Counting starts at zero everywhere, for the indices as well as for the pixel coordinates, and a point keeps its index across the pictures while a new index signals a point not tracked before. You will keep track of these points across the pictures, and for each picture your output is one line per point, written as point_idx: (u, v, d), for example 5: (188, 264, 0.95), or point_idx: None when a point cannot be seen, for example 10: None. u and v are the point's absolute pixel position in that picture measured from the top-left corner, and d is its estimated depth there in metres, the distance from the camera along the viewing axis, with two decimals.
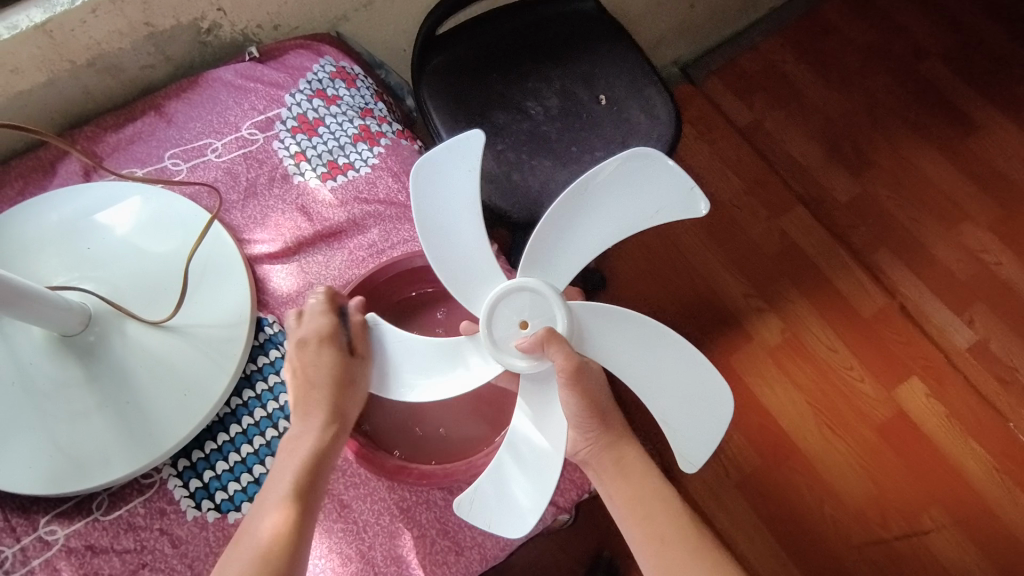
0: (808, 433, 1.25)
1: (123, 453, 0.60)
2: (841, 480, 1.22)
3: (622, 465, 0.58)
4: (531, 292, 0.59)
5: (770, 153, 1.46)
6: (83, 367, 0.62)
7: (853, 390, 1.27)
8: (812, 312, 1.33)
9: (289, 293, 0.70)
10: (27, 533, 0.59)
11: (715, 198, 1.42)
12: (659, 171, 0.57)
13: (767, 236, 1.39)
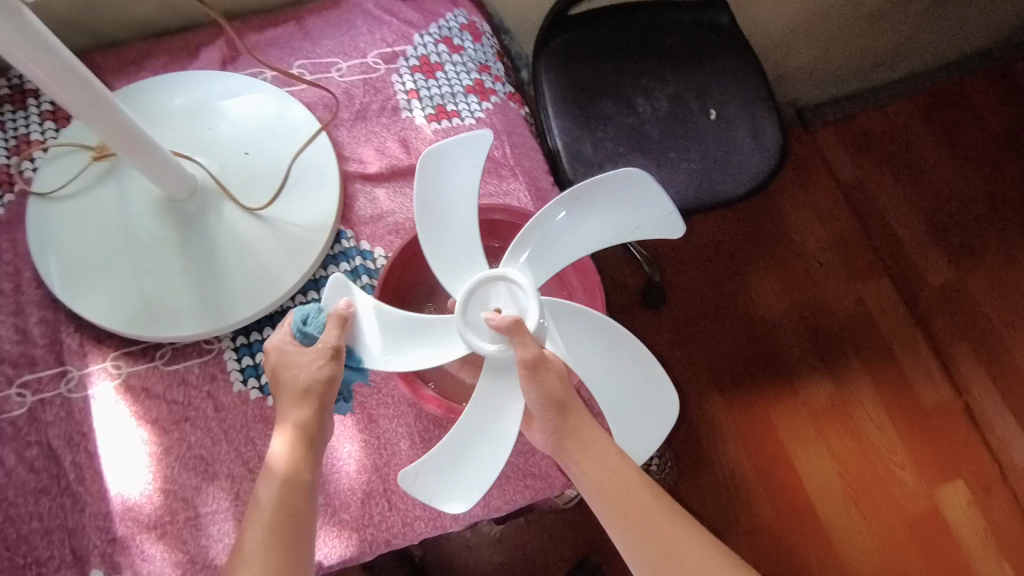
0: (832, 503, 1.21)
1: (194, 315, 0.66)
2: (855, 559, 1.18)
3: (583, 443, 0.55)
4: (509, 283, 0.61)
5: (866, 215, 1.41)
6: (178, 231, 0.68)
7: (891, 475, 1.23)
8: (868, 384, 1.29)
9: (372, 214, 0.74)
10: (96, 361, 0.65)
11: (796, 245, 1.39)
12: (650, 193, 0.59)
13: (841, 297, 1.35)
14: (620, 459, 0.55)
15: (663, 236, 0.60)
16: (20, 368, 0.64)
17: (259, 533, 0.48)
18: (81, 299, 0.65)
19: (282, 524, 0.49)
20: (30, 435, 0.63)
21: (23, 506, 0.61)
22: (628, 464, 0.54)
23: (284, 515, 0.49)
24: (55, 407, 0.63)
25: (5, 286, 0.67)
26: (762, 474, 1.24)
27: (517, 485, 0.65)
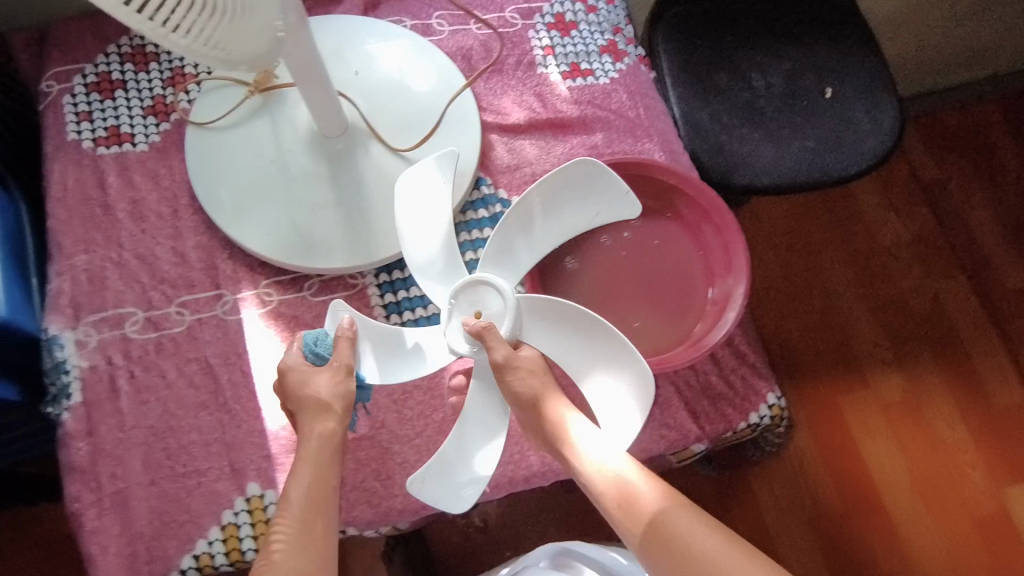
0: (900, 497, 1.21)
1: (344, 249, 0.68)
2: (921, 553, 1.18)
3: (583, 456, 0.58)
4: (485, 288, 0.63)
5: (947, 214, 1.39)
6: (329, 169, 0.69)
7: (960, 473, 1.23)
8: (940, 382, 1.28)
9: (509, 164, 0.75)
10: (249, 287, 0.68)
11: (873, 238, 1.38)
12: (601, 182, 0.64)
13: (916, 293, 1.34)
14: (621, 467, 0.57)
15: (623, 216, 0.64)
16: (179, 288, 0.67)
17: (297, 530, 0.52)
18: (239, 227, 0.68)
19: (309, 525, 0.52)
20: (189, 352, 0.65)
21: (184, 418, 0.64)
22: (630, 471, 0.56)
23: (305, 517, 0.53)
24: (210, 327, 0.66)
25: (164, 211, 0.70)
26: (831, 462, 1.23)
27: (652, 433, 0.66)
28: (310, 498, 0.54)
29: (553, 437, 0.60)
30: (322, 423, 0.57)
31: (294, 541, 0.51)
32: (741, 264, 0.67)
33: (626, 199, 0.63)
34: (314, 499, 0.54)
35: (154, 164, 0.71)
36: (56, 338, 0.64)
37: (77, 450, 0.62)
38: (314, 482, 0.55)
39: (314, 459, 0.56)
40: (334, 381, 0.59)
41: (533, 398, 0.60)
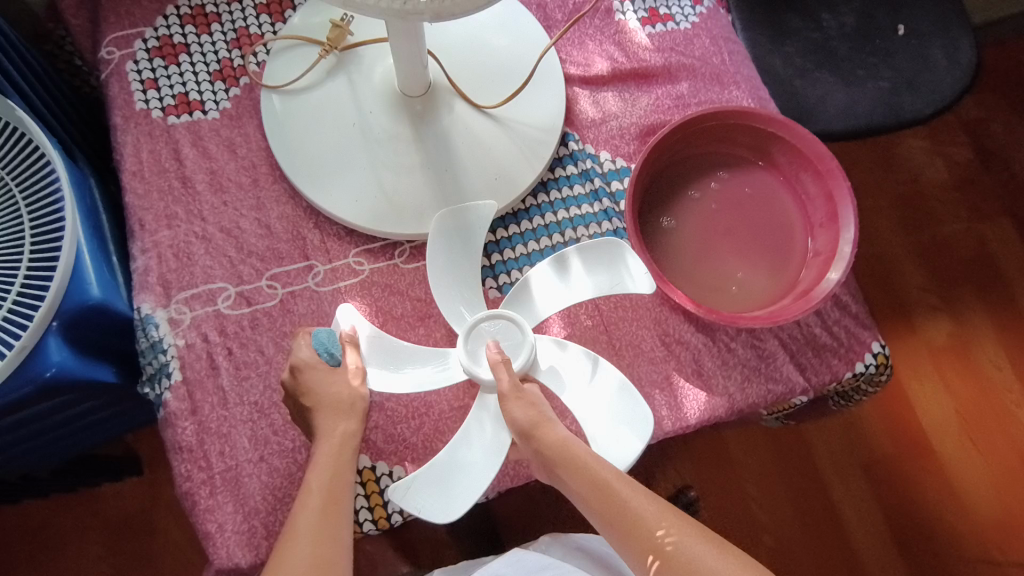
0: (950, 439, 1.22)
1: (436, 211, 0.65)
2: (971, 493, 1.20)
3: (571, 474, 0.54)
4: (507, 320, 0.62)
5: (992, 153, 1.36)
6: (413, 128, 0.66)
7: (1008, 414, 1.23)
8: (989, 325, 1.28)
9: (594, 119, 0.72)
10: (340, 257, 0.66)
11: (918, 182, 1.35)
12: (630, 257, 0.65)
13: (962, 236, 1.32)
14: (611, 485, 0.53)
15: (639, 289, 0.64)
16: (269, 261, 0.65)
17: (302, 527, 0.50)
18: (324, 194, 0.65)
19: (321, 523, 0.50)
20: (286, 325, 0.64)
21: None
22: (621, 488, 0.52)
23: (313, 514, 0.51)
24: (304, 300, 0.64)
25: (243, 180, 0.67)
26: (881, 407, 1.24)
27: (759, 387, 0.65)
28: (321, 495, 0.52)
29: (551, 462, 0.55)
30: (343, 423, 0.56)
31: (301, 542, 0.49)
32: (848, 212, 0.64)
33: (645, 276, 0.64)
34: (326, 498, 0.52)
35: (228, 132, 0.68)
36: (150, 317, 0.63)
37: (182, 430, 0.61)
38: (330, 479, 0.53)
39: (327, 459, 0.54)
40: (352, 383, 0.59)
41: (533, 414, 0.57)
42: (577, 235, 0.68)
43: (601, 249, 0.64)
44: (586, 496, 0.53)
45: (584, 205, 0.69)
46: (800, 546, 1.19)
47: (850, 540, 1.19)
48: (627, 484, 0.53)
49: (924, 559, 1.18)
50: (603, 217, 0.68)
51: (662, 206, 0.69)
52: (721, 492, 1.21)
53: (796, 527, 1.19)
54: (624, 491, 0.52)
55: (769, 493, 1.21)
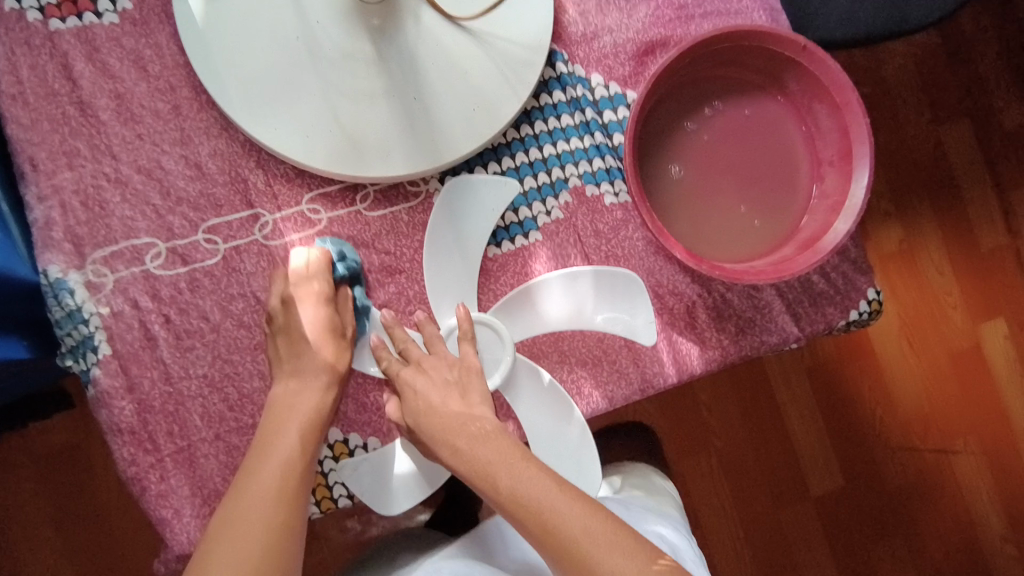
0: (890, 340, 1.18)
1: (405, 149, 0.55)
2: (903, 389, 1.18)
3: (514, 490, 0.48)
4: (494, 332, 0.57)
5: (961, 51, 1.20)
6: (373, 45, 0.53)
7: (944, 315, 1.19)
8: (935, 230, 1.20)
9: (585, 33, 0.61)
10: (290, 204, 0.56)
11: (880, 79, 1.19)
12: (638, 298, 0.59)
13: (921, 140, 1.20)
14: (557, 501, 0.47)
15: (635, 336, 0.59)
16: (204, 210, 0.55)
17: (286, 420, 0.51)
18: (266, 130, 0.53)
19: (305, 426, 0.51)
20: (232, 287, 0.55)
21: (241, 363, 0.55)
22: (566, 504, 0.47)
23: (285, 415, 0.51)
24: (252, 256, 0.55)
25: (160, 106, 0.54)
26: None
27: (753, 338, 0.62)
28: (310, 405, 0.52)
29: (480, 466, 0.50)
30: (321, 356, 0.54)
31: (286, 435, 0.50)
32: (863, 153, 0.58)
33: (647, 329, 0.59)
34: (322, 404, 0.52)
35: (132, 42, 0.54)
36: (61, 282, 0.52)
37: (120, 411, 0.53)
38: (325, 387, 0.53)
39: (312, 362, 0.53)
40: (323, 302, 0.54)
41: (452, 400, 0.53)
42: (565, 175, 0.60)
43: (619, 282, 0.58)
44: (526, 516, 0.47)
45: (574, 139, 0.61)
46: (747, 450, 1.16)
47: (793, 443, 1.16)
48: (574, 497, 0.47)
49: (857, 454, 1.18)
50: (593, 154, 0.61)
51: (660, 139, 0.61)
52: (678, 398, 1.14)
53: (744, 430, 1.16)
54: (571, 508, 0.47)
55: (722, 400, 1.15)
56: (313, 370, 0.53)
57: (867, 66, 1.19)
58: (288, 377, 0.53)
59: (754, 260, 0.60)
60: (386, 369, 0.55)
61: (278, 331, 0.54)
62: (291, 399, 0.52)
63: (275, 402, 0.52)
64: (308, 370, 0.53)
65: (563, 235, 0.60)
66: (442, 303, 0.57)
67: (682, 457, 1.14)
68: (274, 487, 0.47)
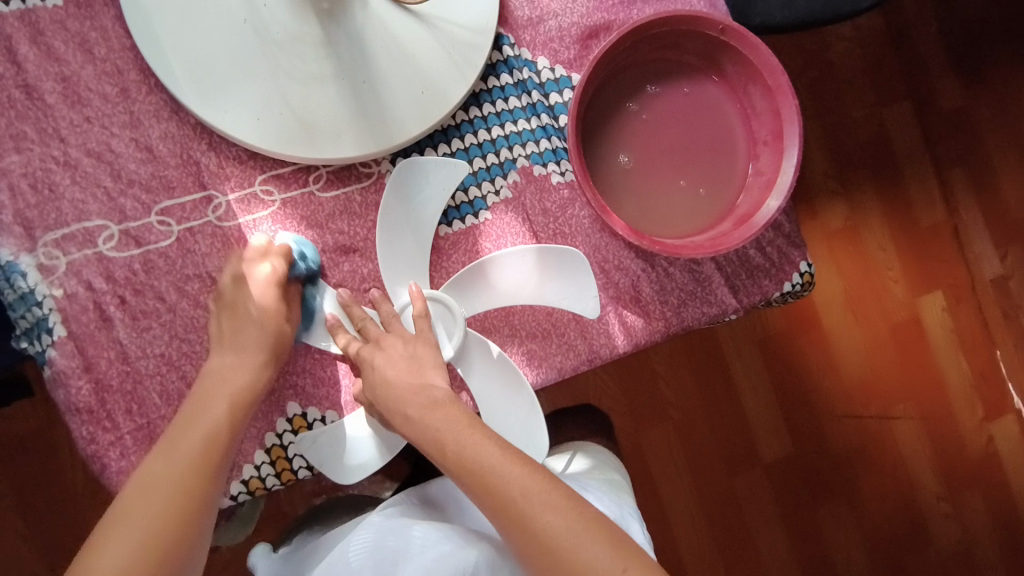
0: (834, 313, 1.23)
1: (356, 132, 0.57)
2: (847, 359, 1.24)
3: (458, 454, 0.51)
4: (446, 307, 0.59)
5: (901, 33, 1.25)
6: (321, 29, 0.55)
7: (885, 288, 1.25)
8: (878, 207, 1.25)
9: (530, 17, 0.63)
10: (243, 186, 0.57)
11: (827, 61, 1.23)
12: (581, 274, 0.61)
13: (865, 121, 1.24)
14: (501, 466, 0.50)
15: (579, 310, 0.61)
16: (156, 192, 0.56)
17: (215, 393, 0.52)
18: (216, 112, 0.54)
19: (235, 402, 0.52)
20: (188, 268, 0.56)
21: (198, 342, 0.56)
22: (510, 469, 0.49)
23: (217, 388, 0.52)
24: (206, 237, 0.56)
25: (108, 89, 0.55)
26: None
27: (694, 310, 0.66)
28: (244, 382, 0.53)
29: (432, 434, 0.52)
30: (263, 336, 0.55)
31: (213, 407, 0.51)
32: (793, 133, 0.61)
33: (589, 303, 0.61)
34: (255, 383, 0.54)
35: (78, 24, 0.54)
36: (12, 265, 0.53)
37: (77, 391, 0.54)
38: (263, 368, 0.54)
39: (254, 344, 0.54)
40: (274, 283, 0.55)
41: (407, 371, 0.55)
42: (513, 155, 0.63)
43: (563, 258, 0.60)
44: (470, 479, 0.50)
45: (521, 121, 0.63)
46: (700, 420, 1.20)
47: (743, 411, 1.22)
48: (518, 463, 0.50)
49: (805, 421, 1.24)
50: (540, 135, 0.63)
51: (604, 121, 0.64)
52: (635, 373, 1.18)
53: (698, 401, 1.20)
54: (514, 473, 0.49)
55: (677, 370, 1.20)
56: (251, 349, 0.54)
57: (813, 49, 1.23)
58: (227, 350, 0.54)
59: (693, 236, 0.63)
60: (346, 348, 0.56)
61: (225, 306, 0.55)
62: (227, 374, 0.53)
63: (211, 375, 0.53)
64: (247, 348, 0.54)
65: (513, 214, 0.62)
66: (396, 281, 0.59)
67: (638, 427, 1.18)
68: (188, 457, 0.49)
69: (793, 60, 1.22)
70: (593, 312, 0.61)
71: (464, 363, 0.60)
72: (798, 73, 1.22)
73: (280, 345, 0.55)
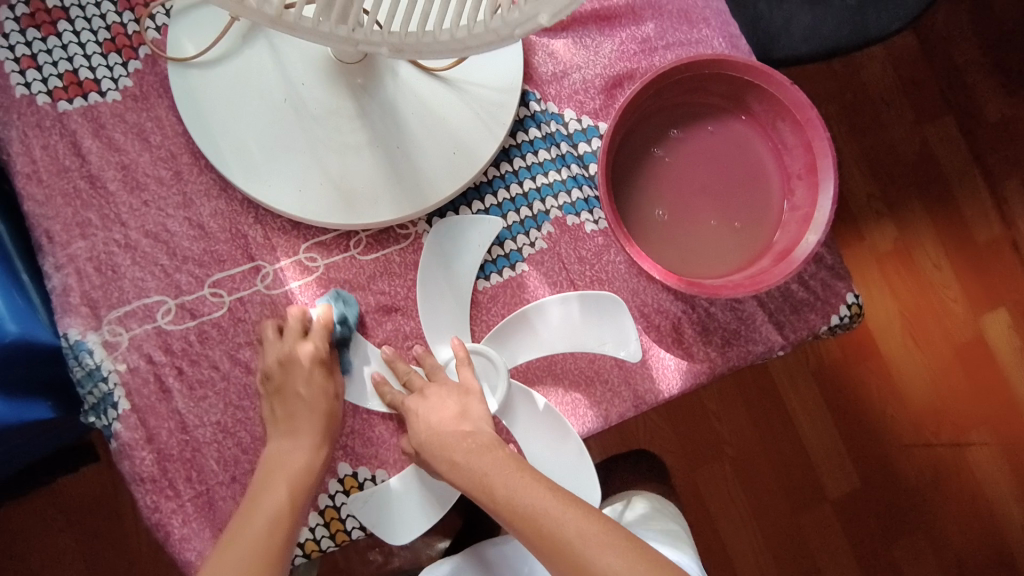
0: (891, 338, 1.18)
1: (392, 196, 0.59)
2: (910, 386, 1.18)
3: (509, 499, 0.51)
4: (487, 359, 0.60)
5: (936, 48, 1.23)
6: (354, 101, 0.57)
7: (944, 309, 1.20)
8: (929, 226, 1.21)
9: (555, 72, 0.65)
10: (288, 255, 0.60)
11: (861, 83, 1.21)
12: (617, 317, 0.61)
13: (907, 139, 1.21)
14: (552, 508, 0.50)
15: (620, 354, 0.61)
16: (209, 266, 0.58)
17: (273, 477, 0.53)
18: (262, 188, 0.57)
19: (295, 484, 0.53)
20: (240, 336, 0.58)
21: (251, 408, 0.58)
22: (561, 511, 0.50)
23: (277, 474, 0.53)
24: (256, 305, 0.59)
25: (163, 174, 0.59)
26: None
27: (739, 349, 0.65)
28: (301, 463, 0.54)
29: (482, 480, 0.53)
30: (314, 413, 0.56)
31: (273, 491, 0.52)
32: (827, 165, 0.60)
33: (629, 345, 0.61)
34: (312, 465, 0.55)
35: (135, 116, 0.59)
36: (80, 343, 0.56)
37: (141, 460, 0.56)
38: (315, 446, 0.56)
39: (304, 424, 0.56)
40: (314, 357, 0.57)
41: (454, 418, 0.55)
42: (546, 207, 0.64)
43: (600, 303, 0.61)
44: (522, 522, 0.50)
45: (552, 173, 0.64)
46: (759, 457, 1.16)
47: (803, 445, 1.17)
48: (568, 503, 0.50)
49: (870, 454, 1.18)
50: (571, 185, 0.64)
51: (634, 167, 0.64)
52: (686, 411, 1.15)
53: (754, 438, 1.16)
54: (565, 514, 0.50)
55: (730, 407, 1.16)
56: (303, 429, 0.55)
57: (844, 71, 1.21)
58: (283, 437, 0.56)
59: (732, 275, 0.62)
60: (392, 402, 0.57)
61: (272, 389, 0.57)
62: (283, 459, 0.54)
63: (269, 463, 0.54)
64: (301, 432, 0.55)
65: (548, 264, 0.63)
66: (437, 337, 0.60)
67: (694, 468, 1.15)
68: (249, 550, 0.49)
69: (825, 85, 1.21)
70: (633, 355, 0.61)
71: (509, 413, 0.60)
72: (830, 97, 1.21)
73: (332, 421, 0.57)
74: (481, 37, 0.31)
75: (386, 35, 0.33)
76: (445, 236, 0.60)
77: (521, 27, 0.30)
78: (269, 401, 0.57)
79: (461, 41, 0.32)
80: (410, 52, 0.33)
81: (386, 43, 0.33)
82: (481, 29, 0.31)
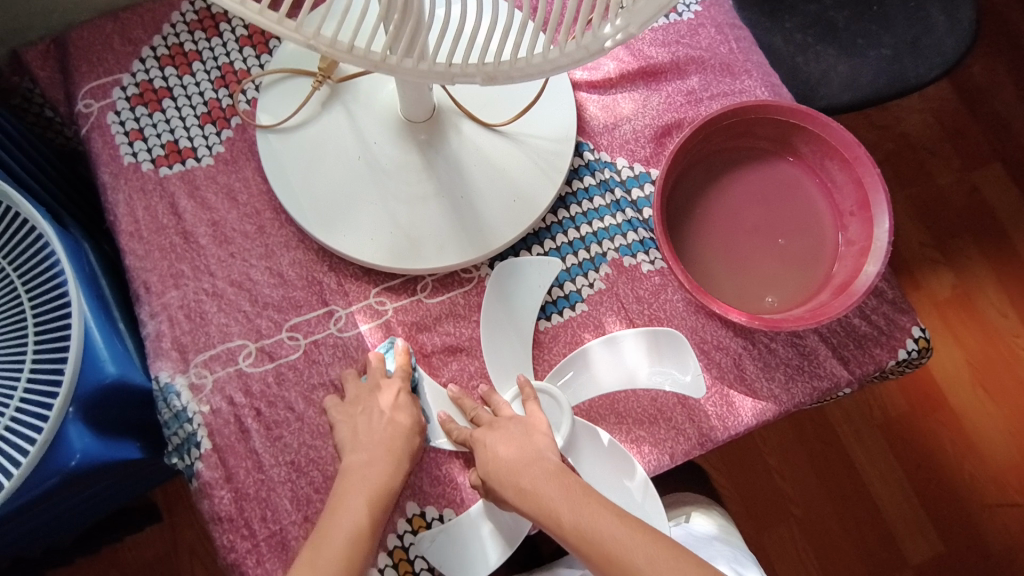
0: (961, 389, 1.13)
1: (457, 243, 0.62)
2: (988, 441, 1.12)
3: (577, 526, 0.51)
4: (550, 397, 0.61)
5: (974, 98, 1.24)
6: (423, 156, 0.62)
7: (1017, 358, 1.15)
8: (989, 272, 1.18)
9: (606, 124, 0.69)
10: (360, 299, 0.63)
11: (904, 135, 1.23)
12: (678, 352, 0.62)
13: (955, 187, 1.21)
14: (621, 533, 0.49)
15: (684, 390, 0.61)
16: (287, 311, 0.62)
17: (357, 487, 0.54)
18: (336, 238, 0.61)
19: (371, 499, 0.54)
20: (313, 377, 0.61)
21: (324, 448, 0.60)
22: (631, 536, 0.49)
23: (353, 486, 0.54)
24: (329, 348, 0.62)
25: (248, 228, 0.64)
26: None
27: (804, 386, 0.64)
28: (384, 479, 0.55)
29: (545, 503, 0.53)
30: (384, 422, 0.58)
31: (355, 505, 0.53)
32: (879, 199, 0.62)
33: (694, 380, 0.61)
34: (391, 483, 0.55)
35: (225, 178, 0.65)
36: (169, 385, 0.60)
37: (220, 499, 0.58)
38: (394, 465, 0.56)
39: (386, 451, 0.56)
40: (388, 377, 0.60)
41: (523, 448, 0.56)
42: (603, 249, 0.66)
43: (662, 341, 0.62)
44: (590, 550, 0.50)
45: (607, 217, 0.67)
46: (830, 518, 1.10)
47: (874, 502, 1.11)
48: (638, 530, 0.50)
49: (951, 514, 1.10)
50: (626, 228, 0.67)
51: (685, 210, 0.67)
52: (746, 463, 1.12)
53: (823, 493, 1.11)
54: (636, 540, 0.49)
55: (793, 461, 1.12)
56: (378, 450, 0.56)
57: (884, 122, 1.23)
58: (354, 449, 0.57)
59: (791, 310, 0.62)
60: (460, 435, 0.59)
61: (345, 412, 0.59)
62: (364, 472, 0.55)
63: (346, 474, 0.56)
64: (376, 445, 0.56)
65: (606, 304, 0.65)
66: (502, 376, 0.62)
67: (760, 528, 1.10)
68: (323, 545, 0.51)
69: (866, 135, 1.22)
70: (700, 390, 0.61)
71: (573, 453, 0.60)
72: (873, 148, 1.22)
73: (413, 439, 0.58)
74: (573, 55, 0.34)
75: (481, 66, 0.36)
76: (509, 280, 0.62)
77: (613, 38, 0.33)
78: (342, 424, 0.58)
79: (552, 62, 0.35)
80: (502, 78, 0.36)
81: (481, 73, 0.36)
82: (574, 47, 0.34)
